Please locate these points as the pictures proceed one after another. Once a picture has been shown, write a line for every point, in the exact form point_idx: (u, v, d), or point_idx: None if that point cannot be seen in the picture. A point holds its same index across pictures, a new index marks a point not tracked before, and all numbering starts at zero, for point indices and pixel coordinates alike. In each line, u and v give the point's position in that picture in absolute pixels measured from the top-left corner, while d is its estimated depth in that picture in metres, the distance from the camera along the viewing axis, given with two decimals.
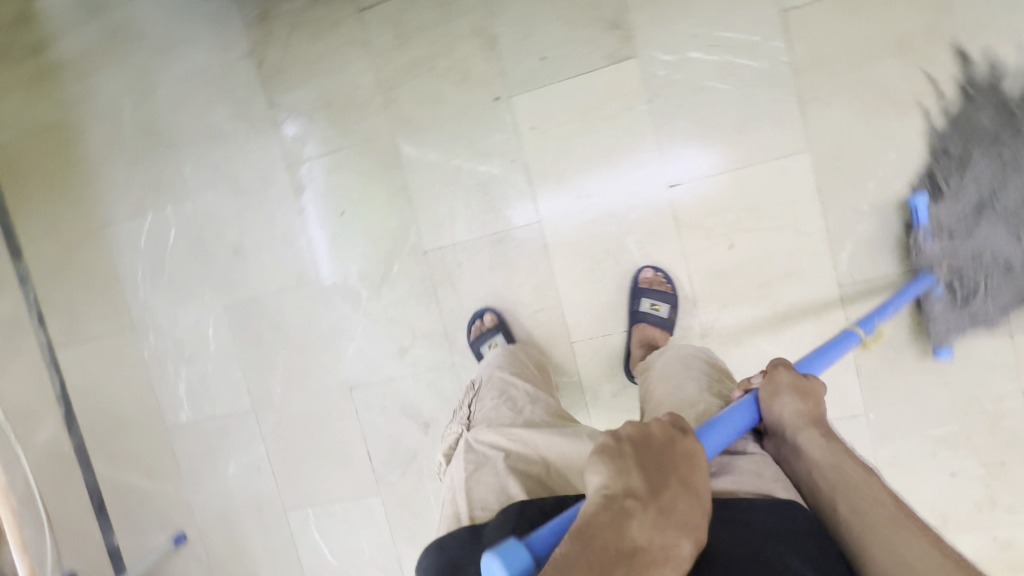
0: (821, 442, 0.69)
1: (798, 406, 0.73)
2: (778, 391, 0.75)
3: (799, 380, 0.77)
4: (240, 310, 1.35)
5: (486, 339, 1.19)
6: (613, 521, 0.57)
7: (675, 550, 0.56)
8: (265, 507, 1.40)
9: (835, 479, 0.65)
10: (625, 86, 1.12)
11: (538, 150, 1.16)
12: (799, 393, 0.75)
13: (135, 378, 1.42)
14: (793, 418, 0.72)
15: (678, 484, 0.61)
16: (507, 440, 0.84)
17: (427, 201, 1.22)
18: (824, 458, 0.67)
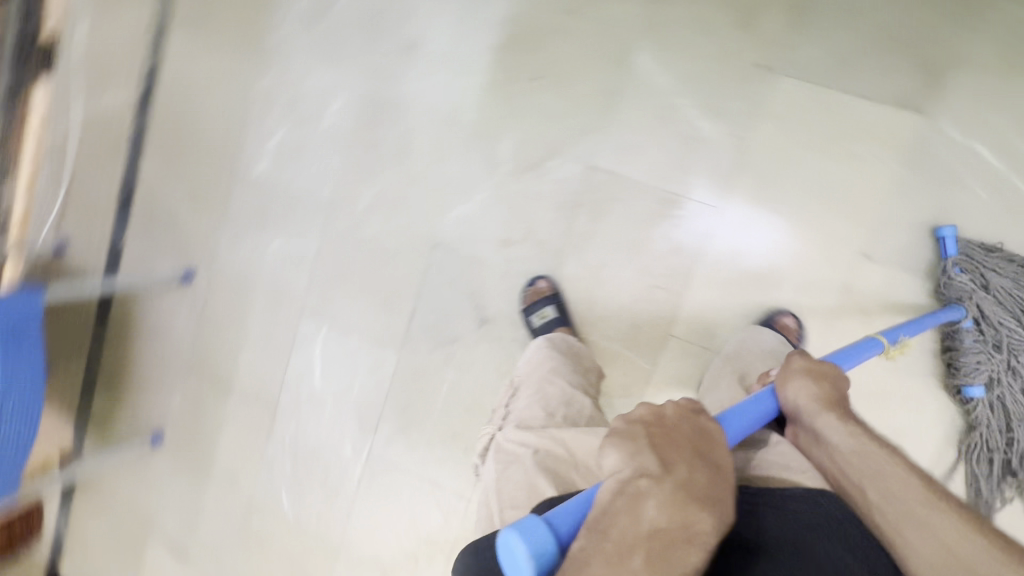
0: (847, 438, 0.69)
1: (813, 393, 0.72)
2: (793, 376, 0.74)
3: (809, 361, 0.76)
4: (375, 106, 1.23)
5: (536, 306, 1.15)
6: (626, 504, 0.55)
7: (692, 525, 0.54)
8: (284, 298, 1.33)
9: (860, 466, 0.67)
10: (891, 138, 1.02)
11: (765, 143, 1.06)
12: (812, 376, 0.74)
13: (231, 104, 1.31)
14: (809, 404, 0.72)
15: (689, 452, 0.60)
16: (536, 439, 0.90)
17: (624, 121, 1.11)
18: (852, 449, 0.68)
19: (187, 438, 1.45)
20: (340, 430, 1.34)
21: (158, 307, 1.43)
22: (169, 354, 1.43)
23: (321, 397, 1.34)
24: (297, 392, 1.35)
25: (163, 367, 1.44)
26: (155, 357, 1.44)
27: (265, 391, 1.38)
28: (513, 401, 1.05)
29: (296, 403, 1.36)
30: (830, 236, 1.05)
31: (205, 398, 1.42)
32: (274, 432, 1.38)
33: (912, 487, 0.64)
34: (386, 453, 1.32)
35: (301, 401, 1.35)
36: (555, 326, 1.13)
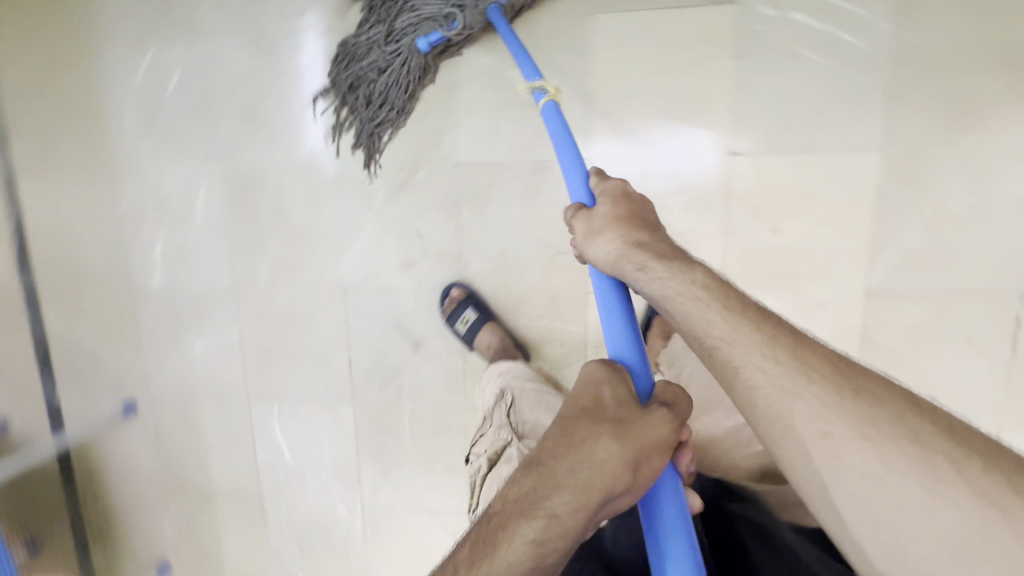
0: (637, 271, 0.70)
1: (615, 244, 0.73)
2: (589, 241, 0.75)
3: (590, 219, 0.77)
4: (237, 181, 1.22)
5: (457, 313, 1.15)
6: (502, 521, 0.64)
7: (532, 499, 0.64)
8: (228, 393, 1.33)
9: (671, 296, 0.67)
10: (718, 31, 1.02)
11: (605, 82, 1.06)
12: (593, 234, 0.75)
13: (105, 229, 1.29)
14: (617, 251, 0.72)
15: (569, 440, 0.65)
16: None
17: (472, 111, 1.11)
18: (662, 282, 0.68)
19: (192, 558, 1.44)
20: (328, 495, 1.34)
21: (115, 447, 1.41)
22: (144, 486, 1.42)
23: (299, 472, 1.34)
24: (276, 475, 1.35)
25: (143, 500, 1.43)
26: (131, 494, 1.43)
27: (246, 486, 1.37)
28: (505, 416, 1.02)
29: (279, 487, 1.36)
30: (696, 154, 1.07)
31: (193, 514, 1.41)
32: (270, 521, 1.38)
33: (745, 329, 0.62)
34: (379, 500, 1.32)
35: (281, 483, 1.35)
36: (481, 326, 1.14)
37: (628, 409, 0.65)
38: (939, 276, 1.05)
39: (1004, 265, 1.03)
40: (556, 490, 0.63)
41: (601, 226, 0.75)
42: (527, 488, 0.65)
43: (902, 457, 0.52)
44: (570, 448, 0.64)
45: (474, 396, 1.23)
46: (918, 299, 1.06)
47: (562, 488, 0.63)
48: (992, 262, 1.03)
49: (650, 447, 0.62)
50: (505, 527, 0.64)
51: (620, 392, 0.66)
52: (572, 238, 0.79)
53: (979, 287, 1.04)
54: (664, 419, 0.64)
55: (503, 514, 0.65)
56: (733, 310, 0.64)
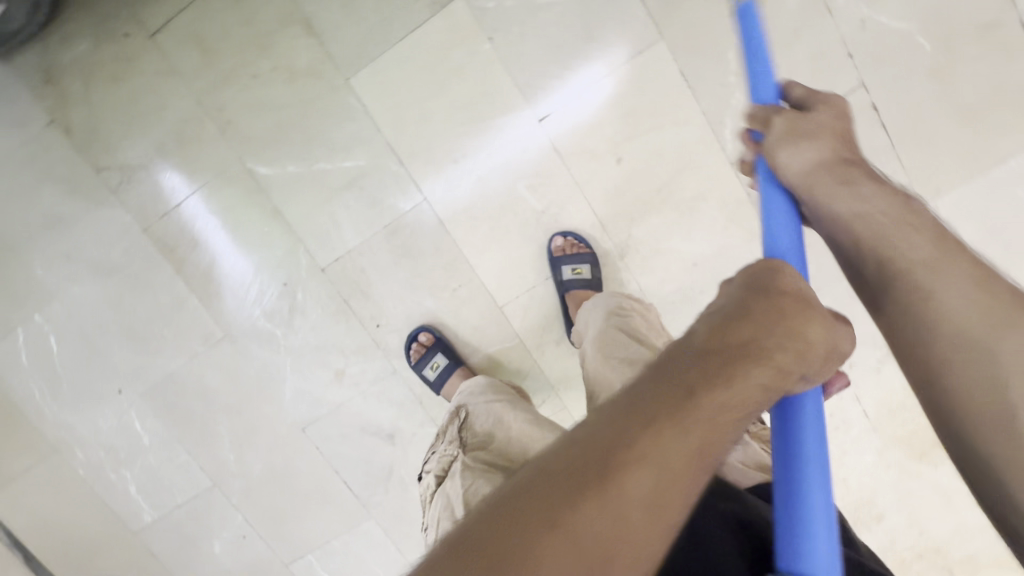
0: (842, 188, 0.56)
1: (825, 149, 0.58)
2: (777, 146, 0.59)
3: (800, 119, 0.60)
4: (157, 392, 1.25)
5: (426, 360, 1.14)
6: (636, 440, 0.41)
7: (688, 410, 0.42)
8: (265, 570, 1.35)
9: (869, 222, 0.54)
10: (460, 28, 1.04)
11: (398, 127, 1.08)
12: (796, 135, 0.58)
13: (78, 498, 1.32)
14: (819, 162, 0.57)
15: (739, 337, 0.45)
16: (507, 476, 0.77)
17: (306, 217, 1.13)
18: (870, 200, 0.55)
19: None
20: None
21: None
22: None
23: None
24: None
25: None
26: None
27: None
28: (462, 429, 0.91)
29: None
30: (512, 137, 1.08)
31: None
32: None
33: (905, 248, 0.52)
34: None
35: None
36: (451, 371, 1.14)
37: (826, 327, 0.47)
38: None
39: (831, 68, 1.02)
40: (680, 433, 0.41)
41: (809, 133, 0.59)
42: (682, 392, 0.43)
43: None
44: (708, 380, 0.43)
45: None
46: None
47: (697, 436, 0.41)
48: (817, 72, 1.02)
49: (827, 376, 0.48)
50: (653, 445, 0.41)
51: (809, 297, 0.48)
52: (758, 131, 0.61)
53: (823, 100, 1.03)
54: (850, 332, 0.50)
55: (648, 430, 0.41)
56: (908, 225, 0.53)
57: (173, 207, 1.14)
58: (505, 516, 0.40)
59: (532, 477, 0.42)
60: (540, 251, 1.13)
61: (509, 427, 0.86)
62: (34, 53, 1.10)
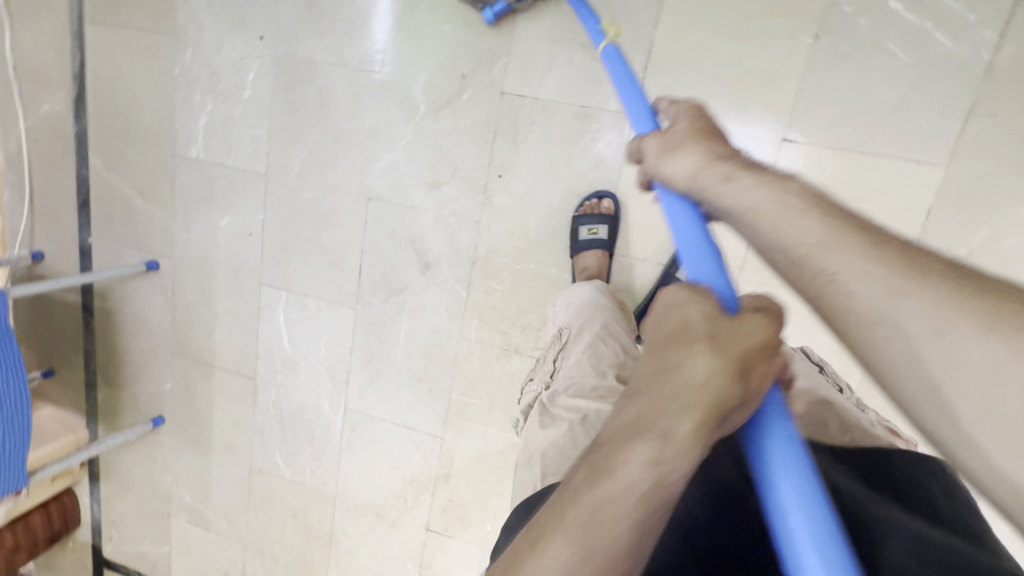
0: (725, 184, 0.55)
1: (695, 154, 0.58)
2: (665, 157, 0.60)
3: (663, 138, 0.62)
4: (287, 66, 1.22)
5: (589, 221, 1.08)
6: (590, 479, 0.43)
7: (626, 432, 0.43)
8: (242, 271, 1.38)
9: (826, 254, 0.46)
10: (801, 5, 0.96)
11: (670, 36, 1.01)
12: (670, 150, 0.61)
13: (157, 89, 1.32)
14: (699, 165, 0.57)
15: (665, 342, 0.45)
16: (590, 404, 0.81)
17: (530, 41, 1.08)
18: (747, 193, 0.53)
19: (183, 415, 1.55)
20: (315, 390, 1.40)
21: (134, 300, 1.50)
22: (154, 340, 1.51)
23: (293, 363, 1.40)
24: (272, 359, 1.42)
25: (152, 356, 1.53)
26: (141, 347, 1.53)
27: (245, 364, 1.45)
28: (561, 358, 0.96)
29: (273, 370, 1.43)
30: (747, 134, 1.02)
31: (193, 376, 1.51)
32: (259, 400, 1.47)
33: (845, 239, 0.46)
34: (361, 405, 1.38)
35: (276, 368, 1.42)
36: (597, 248, 1.08)
37: (699, 351, 0.43)
38: None
39: None
40: (562, 542, 0.41)
41: (673, 142, 0.61)
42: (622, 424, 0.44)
43: (879, 298, 0.43)
44: (637, 417, 0.44)
45: (469, 327, 1.25)
46: None
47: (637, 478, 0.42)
48: None
49: (704, 410, 0.41)
50: (604, 468, 0.43)
51: (680, 333, 0.45)
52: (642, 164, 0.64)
53: None
54: (757, 324, 0.44)
55: (604, 448, 0.44)
56: (798, 203, 0.51)
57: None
58: None
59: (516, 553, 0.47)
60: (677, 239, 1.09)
61: (599, 367, 0.88)
62: None
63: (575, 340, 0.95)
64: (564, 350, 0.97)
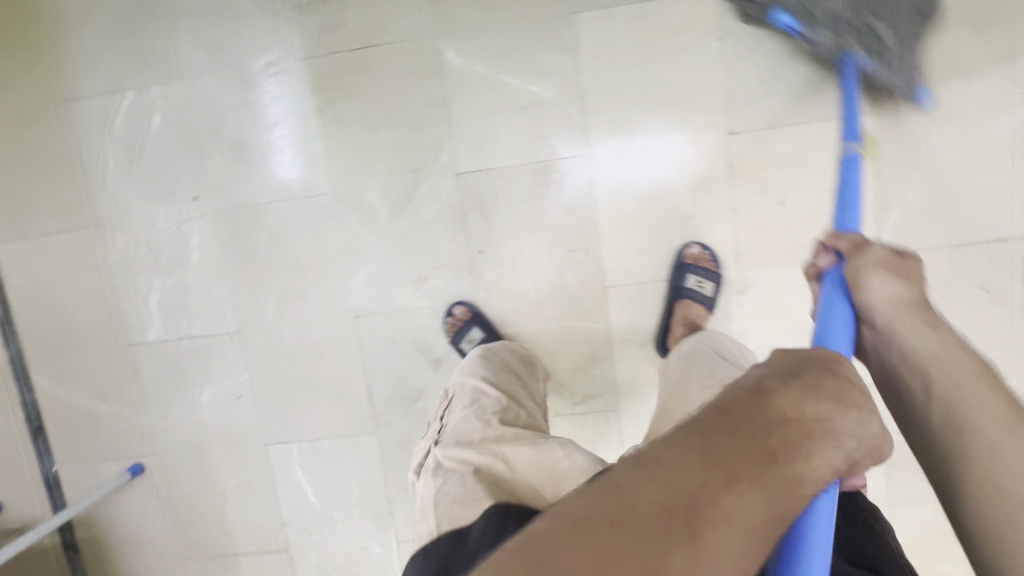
0: (923, 329, 0.62)
1: (903, 291, 0.65)
2: (869, 273, 0.67)
3: (884, 256, 0.69)
4: (233, 217, 1.18)
5: (462, 334, 1.15)
6: (784, 455, 0.47)
7: (808, 437, 0.48)
8: (242, 439, 1.26)
9: (951, 375, 0.58)
10: (700, 17, 1.04)
11: (596, 78, 1.07)
12: (885, 272, 0.67)
13: (93, 285, 1.23)
14: (897, 300, 0.65)
15: (846, 380, 0.53)
16: (476, 455, 0.79)
17: (468, 120, 1.10)
18: (927, 346, 0.61)
19: None
20: (360, 534, 1.28)
21: (123, 517, 1.32)
22: (159, 551, 1.33)
23: (327, 514, 1.28)
24: (302, 520, 1.28)
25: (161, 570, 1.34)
26: (144, 565, 1.34)
27: (272, 538, 1.30)
28: (446, 417, 0.94)
29: (306, 532, 1.29)
30: (696, 138, 1.08)
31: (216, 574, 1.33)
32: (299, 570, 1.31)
33: (973, 386, 0.57)
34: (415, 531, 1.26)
35: (309, 528, 1.29)
36: None
37: (879, 417, 0.52)
38: (944, 228, 1.07)
39: (1003, 211, 1.06)
40: (753, 498, 0.45)
41: (878, 257, 0.69)
42: (809, 418, 0.49)
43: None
44: (821, 428, 0.49)
45: None
46: (928, 253, 1.08)
47: (801, 494, 0.47)
48: (989, 208, 1.06)
49: (859, 457, 0.51)
50: (795, 457, 0.47)
51: (858, 382, 0.54)
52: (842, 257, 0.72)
53: (983, 233, 1.07)
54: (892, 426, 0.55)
55: (794, 432, 0.48)
56: (978, 378, 0.58)
57: (344, 52, 1.10)
58: (683, 557, 0.42)
59: (648, 501, 0.44)
60: (669, 252, 1.12)
61: (485, 415, 0.87)
62: None
63: (460, 397, 0.95)
64: (451, 405, 0.96)
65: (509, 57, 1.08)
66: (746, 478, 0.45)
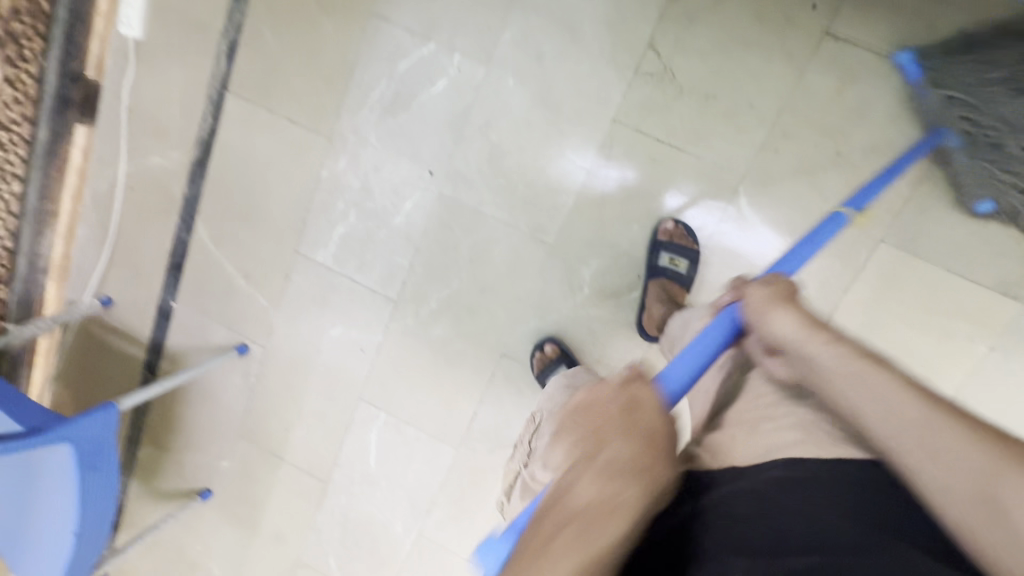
0: (825, 346, 0.58)
1: (795, 316, 0.62)
2: (768, 305, 0.66)
3: (769, 289, 0.68)
4: (452, 207, 1.17)
5: None
6: (580, 523, 0.46)
7: (600, 488, 0.47)
8: (343, 381, 1.32)
9: (843, 370, 0.56)
10: (988, 318, 1.00)
11: (858, 306, 1.03)
12: (779, 304, 0.65)
13: (295, 182, 1.23)
14: (799, 329, 0.61)
15: (631, 431, 0.51)
16: None
17: (717, 265, 1.07)
18: (826, 360, 0.57)
19: (236, 496, 1.47)
20: (391, 511, 1.37)
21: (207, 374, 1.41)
22: (221, 417, 1.43)
23: (375, 480, 1.36)
24: (353, 470, 1.37)
25: (213, 432, 1.45)
26: (204, 419, 1.45)
27: (317, 467, 1.40)
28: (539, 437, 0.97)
29: (349, 481, 1.38)
30: None
31: (255, 462, 1.44)
32: (324, 503, 1.41)
33: (888, 379, 0.53)
34: (437, 538, 1.35)
35: (353, 480, 1.38)
36: None
37: (626, 444, 0.50)
38: None
39: None
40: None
41: (765, 298, 0.67)
42: (592, 482, 0.48)
43: (965, 478, 0.46)
44: (603, 484, 0.47)
45: None
46: None
47: (595, 543, 0.45)
48: None
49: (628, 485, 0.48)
50: (583, 515, 0.46)
51: (641, 427, 0.52)
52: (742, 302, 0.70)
53: None
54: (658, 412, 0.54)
55: (583, 503, 0.47)
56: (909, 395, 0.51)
57: (652, 136, 1.04)
58: None
59: None
60: None
61: None
62: None
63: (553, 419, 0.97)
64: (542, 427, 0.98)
65: (795, 238, 1.03)
66: (547, 551, 0.45)
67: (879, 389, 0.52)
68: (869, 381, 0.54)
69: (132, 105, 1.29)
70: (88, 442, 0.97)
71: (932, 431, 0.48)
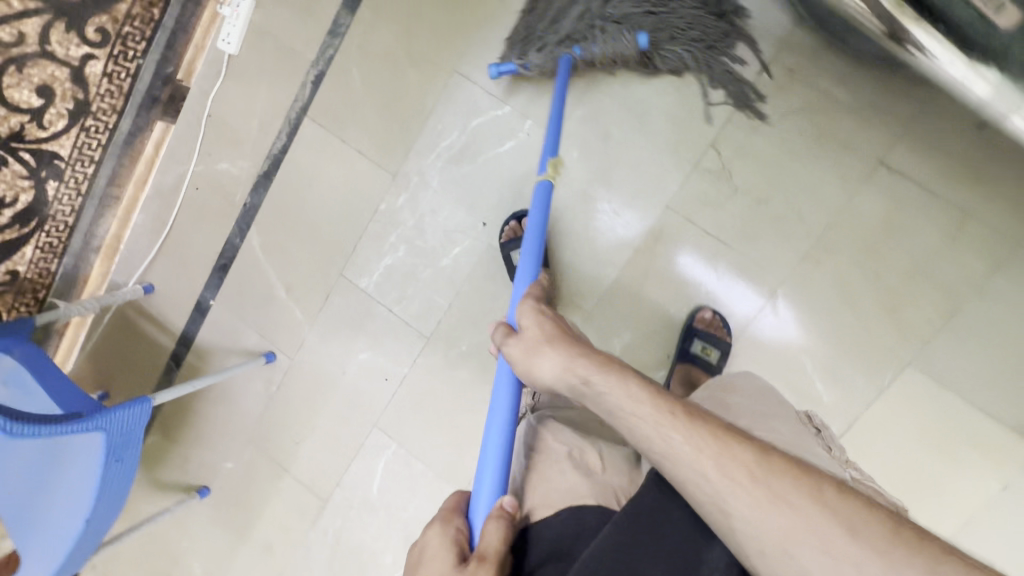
0: (588, 383, 0.70)
1: (560, 357, 0.73)
2: (533, 356, 0.76)
3: (525, 338, 0.78)
4: (499, 260, 1.22)
5: None
6: None
7: None
8: (362, 405, 1.35)
9: (636, 416, 0.65)
10: (1003, 457, 1.02)
11: (877, 423, 1.06)
12: (538, 350, 0.76)
13: (352, 210, 1.29)
14: (564, 367, 0.73)
15: (431, 568, 0.66)
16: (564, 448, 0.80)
17: (745, 359, 1.10)
18: (606, 396, 0.68)
19: (233, 498, 1.48)
20: (384, 542, 1.37)
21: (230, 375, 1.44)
22: (235, 418, 1.45)
23: (374, 507, 1.37)
24: (354, 494, 1.38)
25: (224, 432, 1.47)
26: (218, 417, 1.47)
27: (319, 484, 1.41)
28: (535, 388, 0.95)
29: (348, 503, 1.39)
30: None
31: (259, 468, 1.45)
32: (319, 522, 1.42)
33: (673, 431, 0.63)
34: None
35: (352, 503, 1.39)
36: None
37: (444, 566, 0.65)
38: None
39: None
40: None
41: (533, 340, 0.77)
42: None
43: (759, 507, 0.57)
44: None
45: None
46: None
47: None
48: None
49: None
50: None
51: (441, 553, 0.67)
52: (510, 352, 0.79)
53: None
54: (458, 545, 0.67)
55: None
56: (687, 427, 0.63)
57: (701, 229, 1.10)
58: None
59: None
60: None
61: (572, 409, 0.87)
62: (812, 35, 1.02)
63: None
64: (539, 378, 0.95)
65: (824, 346, 1.07)
66: None
67: (653, 430, 0.64)
68: (666, 429, 0.63)
69: (212, 112, 1.36)
70: (117, 434, 0.99)
71: (736, 495, 0.58)
